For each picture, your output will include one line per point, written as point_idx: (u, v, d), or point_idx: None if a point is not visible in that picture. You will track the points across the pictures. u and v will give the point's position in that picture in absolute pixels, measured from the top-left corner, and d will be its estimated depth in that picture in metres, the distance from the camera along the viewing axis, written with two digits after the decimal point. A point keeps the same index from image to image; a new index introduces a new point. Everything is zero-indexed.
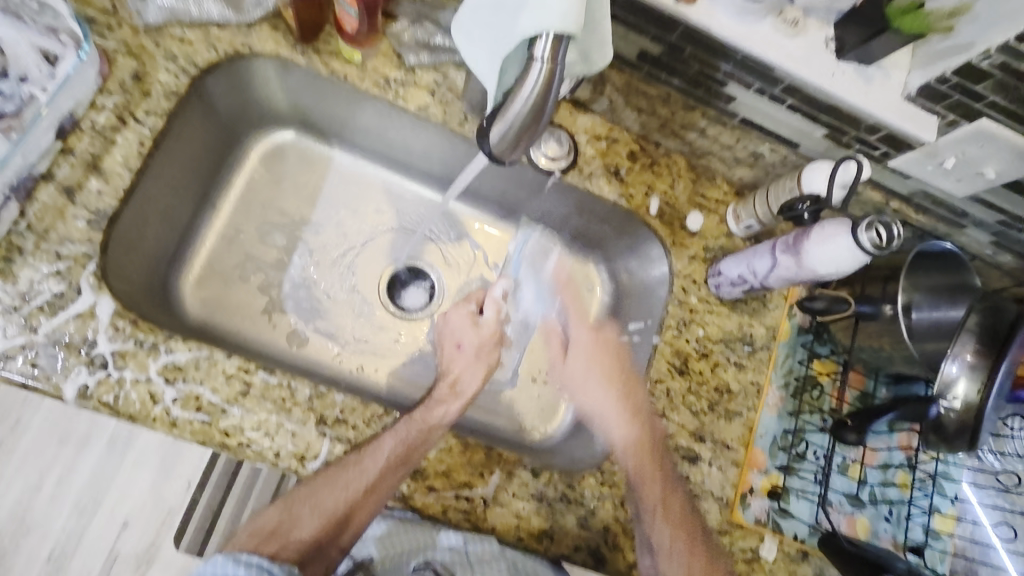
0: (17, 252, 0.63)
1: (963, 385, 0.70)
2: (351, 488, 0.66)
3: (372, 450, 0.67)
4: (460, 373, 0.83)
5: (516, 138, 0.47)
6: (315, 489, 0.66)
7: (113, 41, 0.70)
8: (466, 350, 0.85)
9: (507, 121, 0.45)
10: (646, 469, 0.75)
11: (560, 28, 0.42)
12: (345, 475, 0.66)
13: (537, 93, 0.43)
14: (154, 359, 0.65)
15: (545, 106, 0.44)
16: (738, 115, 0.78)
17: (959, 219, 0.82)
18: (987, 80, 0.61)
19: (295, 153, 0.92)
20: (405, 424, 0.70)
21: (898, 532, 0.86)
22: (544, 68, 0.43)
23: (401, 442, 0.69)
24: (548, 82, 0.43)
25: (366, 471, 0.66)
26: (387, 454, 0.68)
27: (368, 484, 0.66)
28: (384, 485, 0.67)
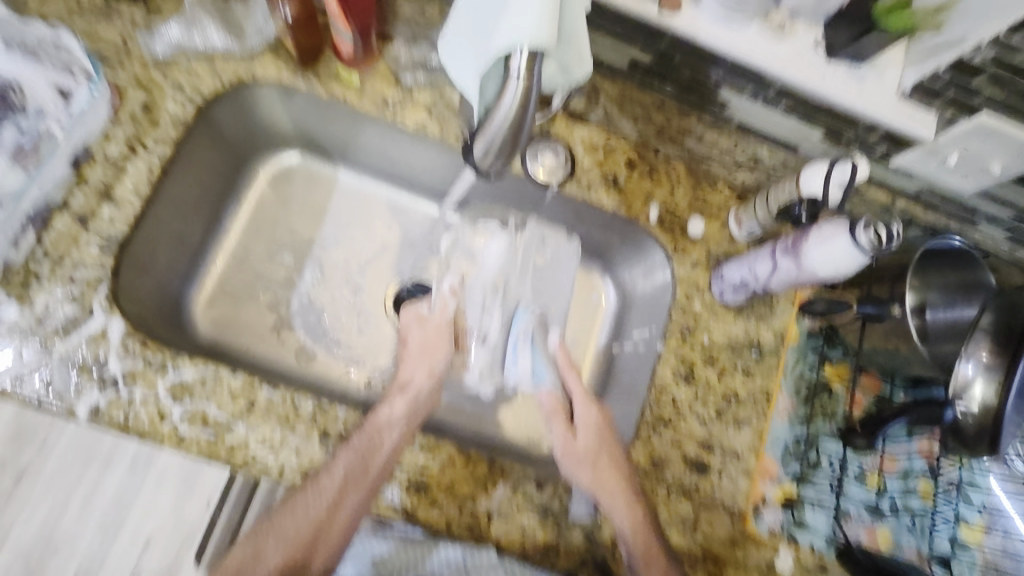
0: (34, 279, 0.66)
1: (980, 388, 0.68)
2: (317, 508, 0.64)
3: (326, 471, 0.66)
4: (405, 375, 0.78)
5: (499, 152, 0.48)
6: (277, 518, 0.64)
7: (123, 75, 0.73)
8: (412, 347, 0.81)
9: (489, 138, 0.46)
10: (632, 515, 0.72)
11: (533, 45, 0.42)
12: (304, 498, 0.64)
13: (515, 109, 0.44)
14: (162, 377, 0.67)
15: (524, 121, 0.45)
16: (735, 119, 0.78)
17: (970, 215, 0.80)
18: (983, 74, 0.60)
19: (302, 174, 0.94)
20: (359, 432, 0.68)
21: (923, 543, 0.82)
22: (520, 86, 0.44)
23: (355, 453, 0.67)
24: (525, 98, 0.44)
25: (326, 490, 0.65)
26: (342, 470, 0.65)
27: (331, 502, 0.65)
28: (348, 500, 0.65)
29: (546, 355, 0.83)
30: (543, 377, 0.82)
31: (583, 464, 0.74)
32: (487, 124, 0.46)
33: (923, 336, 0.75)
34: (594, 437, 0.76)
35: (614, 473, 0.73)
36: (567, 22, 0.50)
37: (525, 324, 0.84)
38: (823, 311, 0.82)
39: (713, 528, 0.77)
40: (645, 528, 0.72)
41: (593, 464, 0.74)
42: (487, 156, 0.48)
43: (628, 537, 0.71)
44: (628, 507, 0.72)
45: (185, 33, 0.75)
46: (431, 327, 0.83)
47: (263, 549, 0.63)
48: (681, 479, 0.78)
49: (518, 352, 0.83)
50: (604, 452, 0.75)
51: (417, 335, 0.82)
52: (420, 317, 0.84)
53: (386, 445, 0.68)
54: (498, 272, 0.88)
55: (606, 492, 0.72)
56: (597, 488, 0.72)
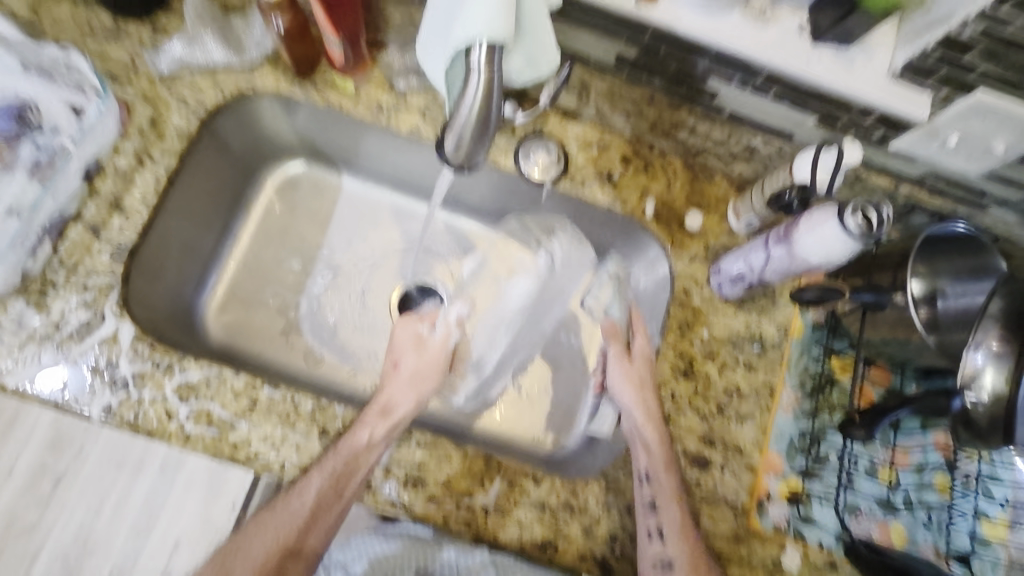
0: (51, 287, 0.70)
1: (991, 376, 0.64)
2: (291, 526, 0.67)
3: (298, 490, 0.67)
4: (389, 396, 0.78)
5: (469, 147, 0.51)
6: (244, 538, 0.65)
7: (132, 92, 0.77)
8: (403, 371, 0.83)
9: (458, 130, 0.49)
10: (666, 459, 0.75)
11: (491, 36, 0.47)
12: (274, 517, 0.67)
13: (480, 100, 0.48)
14: (169, 378, 0.70)
15: (490, 109, 0.49)
16: (726, 109, 0.77)
17: (979, 199, 0.77)
18: (973, 50, 0.58)
19: (308, 182, 0.97)
20: (333, 454, 0.69)
21: (940, 540, 0.79)
22: (483, 73, 0.48)
23: (328, 477, 0.67)
24: (488, 88, 0.48)
25: (294, 507, 0.67)
26: (318, 486, 0.67)
27: (302, 522, 0.67)
28: (320, 520, 0.68)
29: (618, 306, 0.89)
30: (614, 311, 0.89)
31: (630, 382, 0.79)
32: (455, 117, 0.49)
33: (932, 325, 0.73)
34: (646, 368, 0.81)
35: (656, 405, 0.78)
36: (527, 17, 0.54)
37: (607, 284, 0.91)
38: (814, 299, 0.76)
39: (716, 525, 0.76)
40: (672, 487, 0.74)
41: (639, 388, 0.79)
42: (459, 150, 0.51)
43: (652, 476, 0.74)
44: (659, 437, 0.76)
45: (187, 49, 0.78)
46: (427, 346, 0.87)
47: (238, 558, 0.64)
48: (681, 475, 0.77)
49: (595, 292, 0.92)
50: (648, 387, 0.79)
51: (405, 351, 0.85)
52: (415, 337, 0.87)
53: (357, 466, 0.68)
54: (520, 311, 0.96)
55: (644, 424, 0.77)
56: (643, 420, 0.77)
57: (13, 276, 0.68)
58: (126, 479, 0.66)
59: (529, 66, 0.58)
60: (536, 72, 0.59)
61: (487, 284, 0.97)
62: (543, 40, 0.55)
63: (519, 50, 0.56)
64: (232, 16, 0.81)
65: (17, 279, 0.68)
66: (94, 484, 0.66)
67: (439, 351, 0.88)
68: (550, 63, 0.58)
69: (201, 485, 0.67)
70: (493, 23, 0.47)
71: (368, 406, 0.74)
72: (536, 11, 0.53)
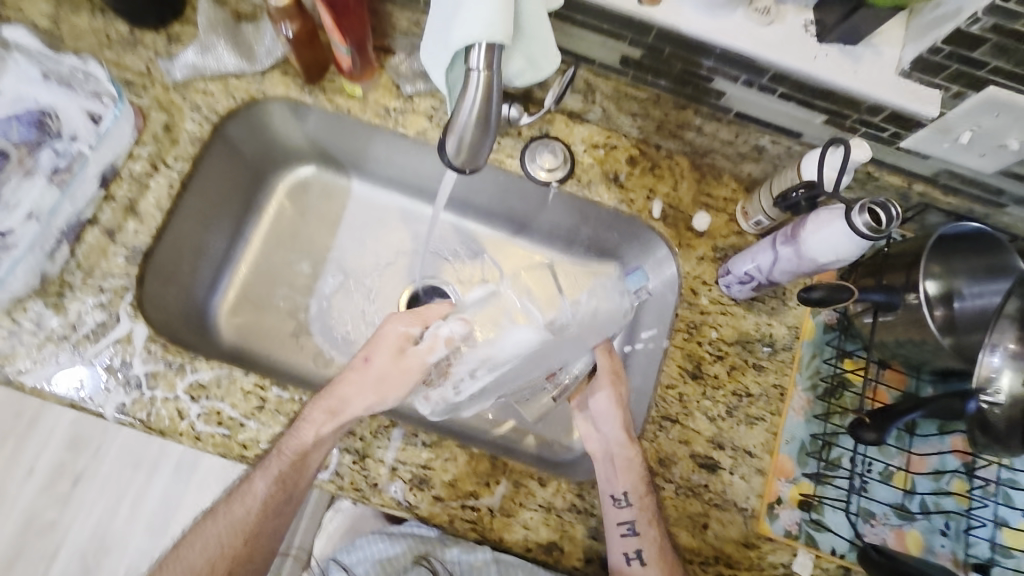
0: (68, 288, 0.72)
1: (1006, 378, 0.64)
2: (233, 534, 0.69)
3: (241, 494, 0.69)
4: (344, 393, 0.71)
5: (470, 149, 0.51)
6: (186, 544, 0.70)
7: (146, 99, 0.79)
8: (371, 368, 0.73)
9: (459, 131, 0.50)
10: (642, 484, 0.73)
11: (490, 37, 0.48)
12: (213, 524, 0.70)
13: (481, 101, 0.49)
14: (181, 378, 0.71)
15: (490, 110, 0.50)
16: (732, 109, 0.77)
17: (996, 197, 0.75)
18: (984, 45, 0.57)
19: (318, 186, 0.98)
20: (279, 452, 0.68)
21: (959, 548, 0.77)
22: (483, 74, 0.49)
23: (270, 481, 0.68)
24: (487, 88, 0.49)
25: (235, 512, 0.69)
26: (260, 491, 0.69)
27: (244, 529, 0.69)
28: (264, 528, 0.70)
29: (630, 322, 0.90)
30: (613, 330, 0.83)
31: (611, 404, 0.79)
32: (455, 118, 0.50)
33: (948, 327, 0.72)
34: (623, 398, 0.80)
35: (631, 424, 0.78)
36: (527, 18, 0.54)
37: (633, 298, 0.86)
38: (820, 300, 0.70)
39: (725, 529, 0.75)
40: (649, 508, 0.73)
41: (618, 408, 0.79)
42: (460, 152, 0.51)
43: (633, 498, 0.72)
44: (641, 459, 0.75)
45: (200, 57, 0.80)
46: (406, 357, 0.73)
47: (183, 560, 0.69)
48: (689, 478, 0.76)
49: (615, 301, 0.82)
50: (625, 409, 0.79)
51: (376, 347, 0.74)
52: (392, 345, 0.74)
53: (303, 458, 0.68)
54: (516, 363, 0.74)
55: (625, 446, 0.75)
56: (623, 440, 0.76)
57: (32, 279, 0.70)
58: None
59: (530, 68, 0.58)
60: (536, 75, 0.59)
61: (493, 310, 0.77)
62: (544, 41, 0.56)
63: (520, 50, 0.56)
64: (244, 24, 0.82)
65: (36, 281, 0.71)
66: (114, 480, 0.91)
67: (410, 365, 0.73)
68: (551, 64, 0.58)
69: None
70: (491, 24, 0.48)
71: (319, 403, 0.70)
72: (535, 13, 0.54)
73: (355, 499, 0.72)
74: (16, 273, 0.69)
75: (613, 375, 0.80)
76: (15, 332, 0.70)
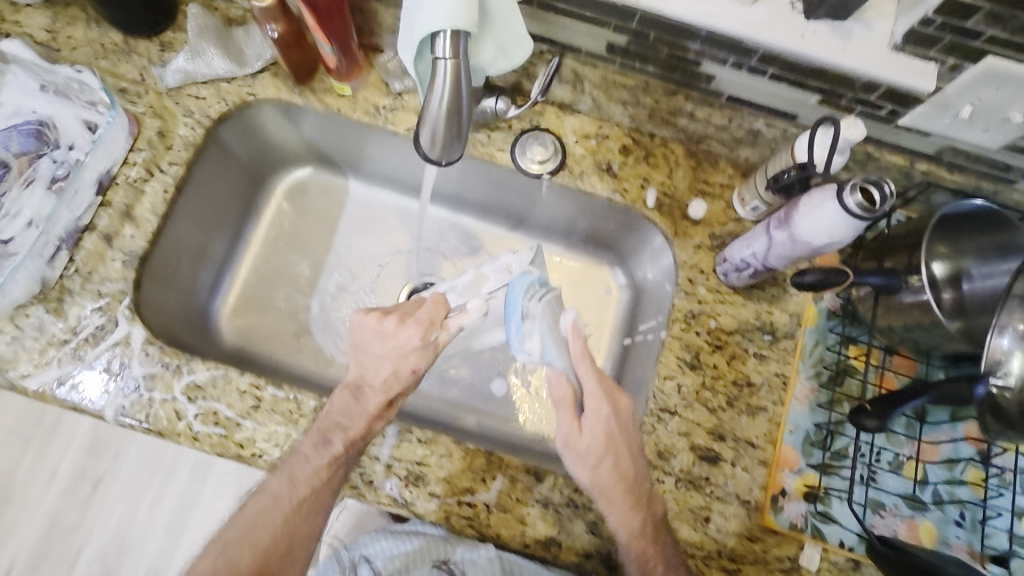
0: (67, 293, 0.74)
1: (1016, 361, 0.61)
2: (293, 513, 0.69)
3: (295, 469, 0.68)
4: (398, 388, 0.71)
5: (444, 139, 0.56)
6: (255, 517, 0.69)
7: (141, 106, 0.81)
8: (418, 372, 0.72)
9: (431, 124, 0.54)
10: (642, 553, 0.68)
11: (452, 24, 0.50)
12: (261, 505, 0.69)
13: (449, 91, 0.52)
14: (178, 379, 0.72)
15: (459, 101, 0.53)
16: (723, 93, 0.76)
17: (1003, 173, 0.72)
18: (977, 15, 0.55)
19: (316, 187, 0.99)
20: (335, 437, 0.68)
21: (974, 539, 0.74)
22: (449, 63, 0.51)
23: (335, 462, 0.67)
24: (455, 77, 0.52)
25: (299, 490, 0.68)
26: (317, 471, 0.67)
27: (302, 508, 0.69)
28: (312, 503, 0.68)
29: (557, 333, 0.71)
30: (555, 362, 0.70)
31: (583, 460, 0.69)
32: (428, 110, 0.54)
33: (958, 310, 0.69)
34: (600, 440, 0.68)
35: (619, 482, 0.68)
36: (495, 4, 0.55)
37: (536, 301, 0.72)
38: (815, 285, 0.67)
39: (727, 522, 0.73)
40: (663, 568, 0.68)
41: (593, 464, 0.69)
42: (434, 144, 0.56)
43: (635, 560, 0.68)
44: (628, 528, 0.68)
45: (190, 62, 0.81)
46: (437, 345, 0.72)
47: (248, 541, 0.67)
48: (690, 470, 0.75)
49: (524, 334, 0.72)
50: (609, 453, 0.68)
51: (389, 347, 0.70)
52: (401, 348, 0.70)
53: (362, 438, 0.69)
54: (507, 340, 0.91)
55: (610, 507, 0.68)
56: (614, 510, 0.68)
57: (32, 285, 0.72)
58: (163, 477, 0.98)
59: (501, 54, 0.59)
60: (508, 62, 0.60)
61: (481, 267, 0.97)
62: (516, 27, 0.57)
63: (490, 38, 0.57)
64: (235, 29, 0.83)
65: (36, 287, 0.72)
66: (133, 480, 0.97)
67: (430, 351, 0.72)
68: (523, 50, 0.58)
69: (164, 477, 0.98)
70: (454, 12, 0.50)
71: (371, 398, 0.70)
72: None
73: (351, 497, 0.72)
74: (16, 278, 0.70)
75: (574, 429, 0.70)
76: (18, 338, 0.72)
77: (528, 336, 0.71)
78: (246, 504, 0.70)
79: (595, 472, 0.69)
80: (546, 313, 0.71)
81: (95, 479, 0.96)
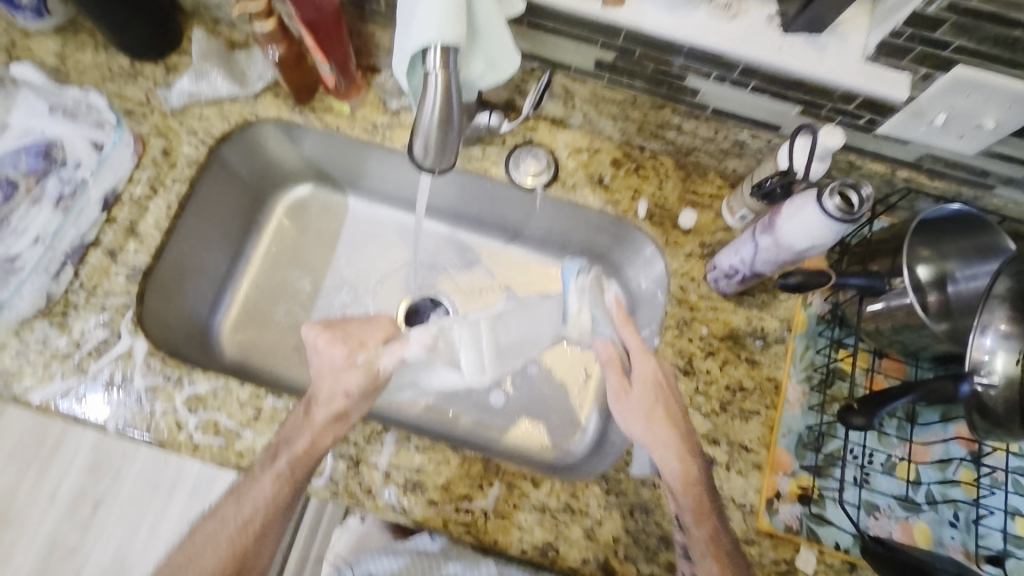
0: (72, 307, 0.75)
1: (1001, 360, 0.63)
2: (241, 536, 0.66)
3: (252, 486, 0.67)
4: (348, 403, 0.70)
5: (436, 148, 0.58)
6: (200, 540, 0.66)
7: (146, 126, 0.83)
8: (354, 396, 0.71)
9: (424, 134, 0.56)
10: (697, 505, 0.68)
11: (443, 39, 0.53)
12: (213, 522, 0.67)
13: (440, 101, 0.55)
14: (179, 391, 0.74)
15: (450, 112, 0.55)
16: (708, 106, 0.78)
17: (982, 179, 0.75)
18: (943, 26, 0.58)
19: (316, 204, 1.01)
20: (282, 455, 0.68)
21: (970, 540, 0.74)
22: (440, 75, 0.54)
23: (279, 480, 0.67)
24: (446, 89, 0.55)
25: (246, 511, 0.67)
26: (268, 492, 0.67)
27: (249, 530, 0.66)
28: (262, 522, 0.67)
29: (605, 307, 0.77)
30: (602, 328, 0.76)
31: (635, 415, 0.70)
32: (420, 121, 0.56)
33: (945, 312, 0.72)
34: (650, 391, 0.70)
35: (671, 427, 0.69)
36: (484, 20, 0.58)
37: (586, 277, 0.79)
38: (798, 287, 0.69)
39: None
40: (712, 534, 0.67)
41: (648, 418, 0.70)
42: (427, 152, 0.58)
43: (683, 522, 0.69)
44: (683, 485, 0.68)
45: (195, 84, 0.84)
46: (376, 371, 0.72)
47: (191, 566, 0.64)
48: None
49: (574, 309, 0.78)
50: (661, 403, 0.70)
51: (322, 362, 0.72)
52: (333, 367, 0.72)
53: (309, 455, 0.68)
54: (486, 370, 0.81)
55: (667, 469, 0.68)
56: (670, 461, 0.68)
57: (38, 300, 0.74)
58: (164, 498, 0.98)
59: (490, 69, 0.62)
60: (498, 75, 0.63)
61: (479, 280, 0.99)
62: (504, 42, 0.60)
63: (481, 53, 0.60)
64: (237, 51, 0.87)
65: (42, 302, 0.75)
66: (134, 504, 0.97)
67: (368, 376, 0.72)
68: (511, 65, 0.61)
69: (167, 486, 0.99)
70: (442, 27, 0.53)
71: (318, 413, 0.69)
72: (490, 18, 0.58)
73: (351, 505, 0.72)
74: (22, 294, 0.73)
75: (624, 384, 0.71)
76: (22, 351, 0.73)
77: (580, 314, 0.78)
78: (189, 537, 0.68)
79: (650, 428, 0.69)
80: (594, 287, 0.78)
81: (95, 501, 0.96)
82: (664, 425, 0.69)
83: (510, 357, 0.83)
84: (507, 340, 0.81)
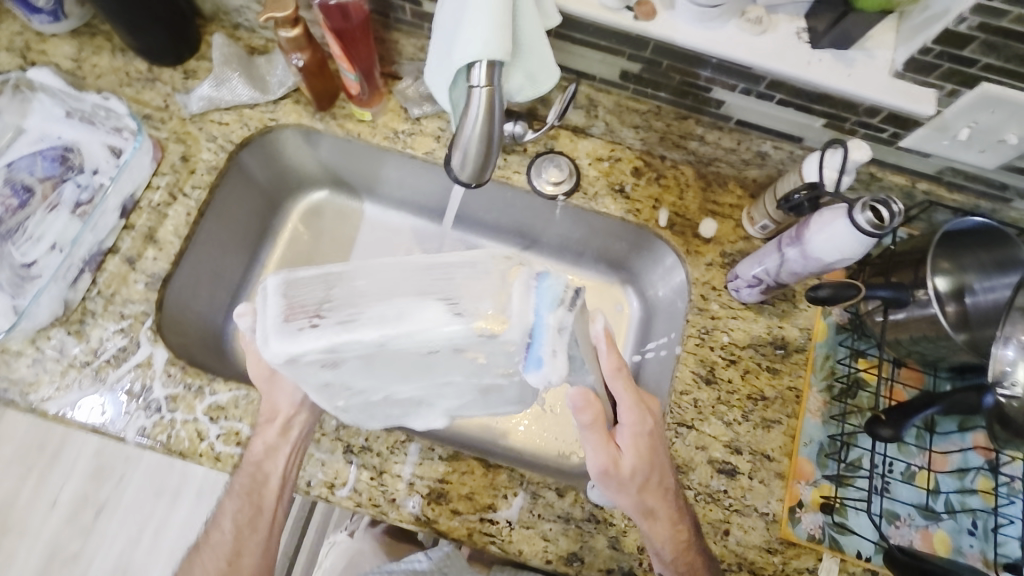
0: (90, 315, 0.74)
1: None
2: (217, 559, 0.71)
3: (222, 513, 0.73)
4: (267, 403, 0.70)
5: (475, 162, 0.58)
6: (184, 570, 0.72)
7: (165, 131, 0.83)
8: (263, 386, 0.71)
9: (464, 145, 0.56)
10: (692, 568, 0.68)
11: (490, 54, 0.53)
12: (190, 557, 0.73)
13: (483, 117, 0.55)
14: (200, 400, 0.73)
15: (492, 126, 0.55)
16: (732, 117, 0.79)
17: (1001, 192, 0.76)
18: (972, 43, 0.59)
19: (331, 209, 1.01)
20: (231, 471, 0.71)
21: (987, 548, 0.75)
22: (485, 89, 0.55)
23: (240, 498, 0.71)
24: (490, 103, 0.55)
25: (217, 535, 0.72)
26: (233, 510, 0.72)
27: (225, 554, 0.71)
28: (235, 546, 0.71)
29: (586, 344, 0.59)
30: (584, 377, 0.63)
31: (628, 488, 0.66)
32: (460, 134, 0.56)
33: (963, 322, 0.73)
34: (643, 460, 0.67)
35: (661, 497, 0.68)
36: (523, 33, 0.58)
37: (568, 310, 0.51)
38: (828, 298, 0.69)
39: (746, 535, 0.74)
40: None
41: (640, 489, 0.67)
42: (466, 164, 0.57)
43: None
44: (675, 545, 0.68)
45: (215, 89, 0.83)
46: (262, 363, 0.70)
47: None
48: (709, 484, 0.76)
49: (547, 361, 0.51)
50: (654, 472, 0.67)
51: None
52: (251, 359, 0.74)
53: (259, 472, 0.69)
54: (278, 339, 0.49)
55: (657, 531, 0.68)
56: (661, 527, 0.68)
57: (56, 307, 0.73)
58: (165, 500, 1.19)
59: (530, 83, 0.62)
60: (536, 90, 0.63)
61: None
62: (543, 56, 0.60)
63: (519, 67, 0.61)
64: (257, 57, 0.86)
65: (60, 309, 0.73)
66: (137, 507, 1.19)
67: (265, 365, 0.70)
68: (550, 79, 0.62)
69: (151, 488, 1.20)
70: (489, 42, 0.53)
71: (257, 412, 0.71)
72: (531, 32, 0.58)
73: (374, 515, 0.72)
74: (40, 303, 0.71)
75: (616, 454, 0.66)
76: (40, 360, 0.72)
77: (552, 358, 0.51)
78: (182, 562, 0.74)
79: (642, 498, 0.67)
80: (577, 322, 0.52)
81: (97, 506, 1.18)
82: (654, 492, 0.68)
83: (297, 322, 0.50)
84: (301, 289, 0.51)
